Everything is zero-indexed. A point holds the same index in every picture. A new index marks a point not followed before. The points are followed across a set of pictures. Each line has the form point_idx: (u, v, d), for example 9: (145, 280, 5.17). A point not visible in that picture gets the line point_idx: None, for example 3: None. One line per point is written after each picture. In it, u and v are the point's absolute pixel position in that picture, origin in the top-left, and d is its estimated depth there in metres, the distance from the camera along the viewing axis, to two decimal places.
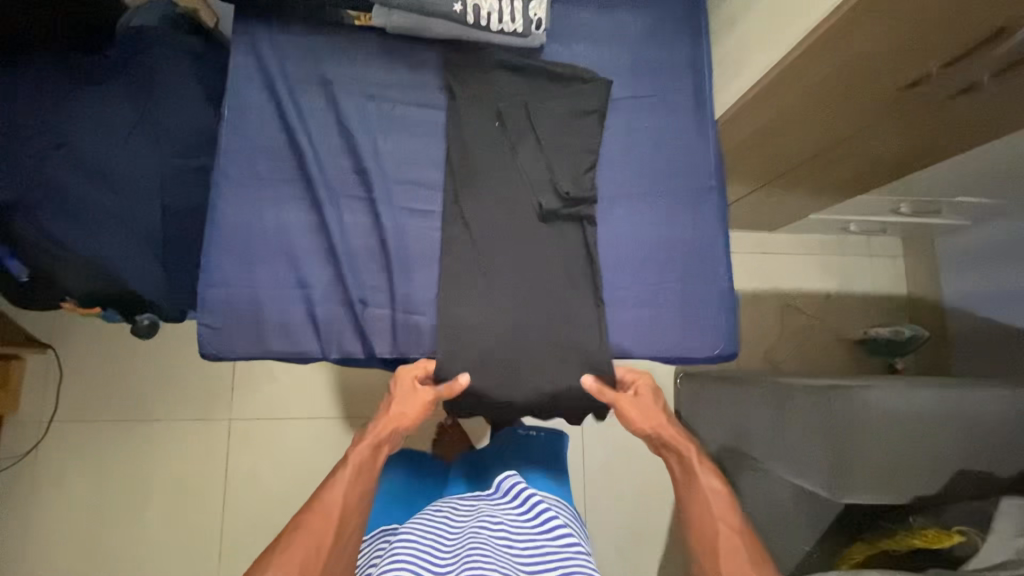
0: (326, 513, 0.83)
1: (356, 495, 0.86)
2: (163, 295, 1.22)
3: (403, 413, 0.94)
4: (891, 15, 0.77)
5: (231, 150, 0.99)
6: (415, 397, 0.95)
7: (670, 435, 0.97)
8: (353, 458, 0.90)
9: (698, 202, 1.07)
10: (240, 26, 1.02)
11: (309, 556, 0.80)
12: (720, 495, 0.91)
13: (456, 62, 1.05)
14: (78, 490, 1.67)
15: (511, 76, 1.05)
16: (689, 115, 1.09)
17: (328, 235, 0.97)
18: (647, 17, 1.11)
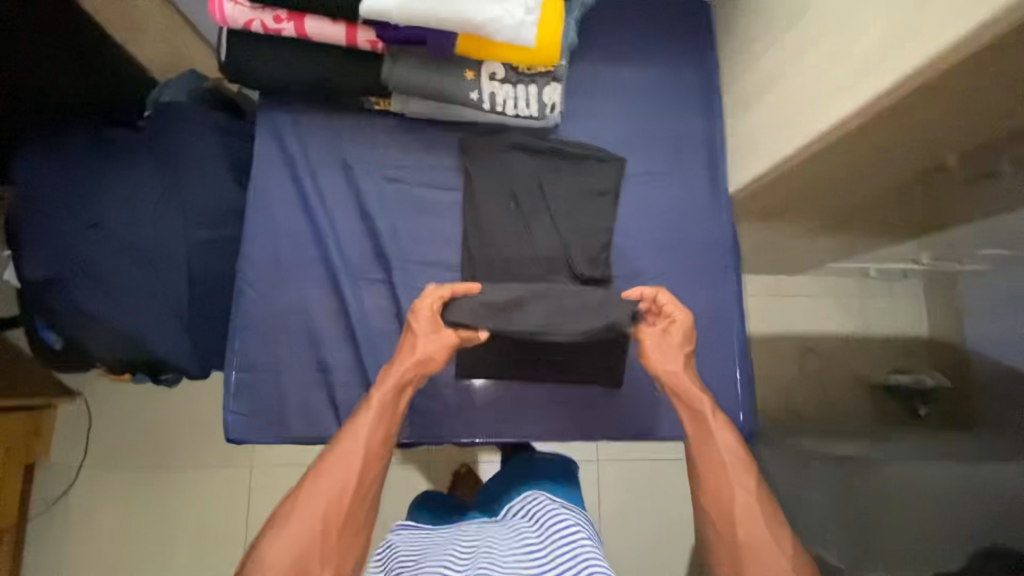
0: (348, 459, 0.80)
1: (380, 442, 0.84)
2: (191, 360, 1.26)
3: (429, 346, 0.90)
4: (902, 124, 0.75)
5: (256, 234, 1.01)
6: (433, 334, 0.90)
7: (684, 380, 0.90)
8: (377, 398, 0.86)
9: (711, 279, 1.09)
10: (265, 112, 1.06)
11: (332, 505, 0.76)
12: (736, 453, 0.84)
13: (471, 142, 1.07)
14: (107, 534, 1.72)
15: (527, 157, 1.07)
16: (703, 194, 1.11)
17: (348, 318, 1.00)
18: (659, 94, 1.14)
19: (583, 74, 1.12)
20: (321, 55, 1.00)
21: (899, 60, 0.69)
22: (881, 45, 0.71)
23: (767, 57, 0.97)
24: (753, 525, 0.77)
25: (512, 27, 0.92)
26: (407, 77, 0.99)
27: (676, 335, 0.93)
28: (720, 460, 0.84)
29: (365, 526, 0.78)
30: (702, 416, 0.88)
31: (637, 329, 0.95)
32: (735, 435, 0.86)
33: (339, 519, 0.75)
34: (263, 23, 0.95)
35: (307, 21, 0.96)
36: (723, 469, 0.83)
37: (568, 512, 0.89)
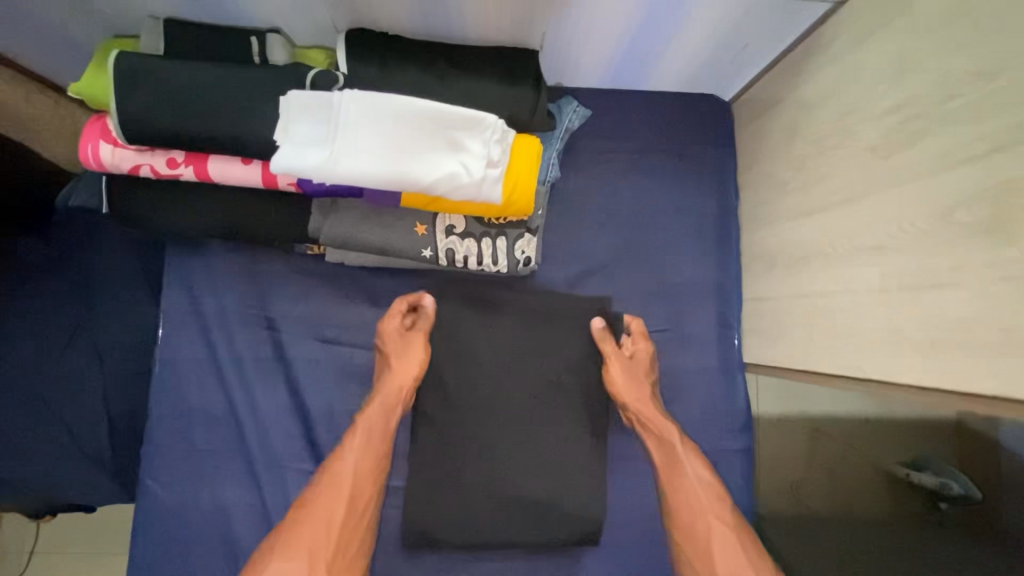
0: (335, 484, 0.73)
1: (372, 462, 0.76)
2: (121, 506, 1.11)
3: (403, 364, 0.81)
4: None
5: (164, 416, 0.84)
6: (409, 351, 0.82)
7: (654, 412, 0.83)
8: (360, 429, 0.77)
9: (716, 466, 0.90)
10: (172, 258, 0.86)
11: (317, 540, 0.69)
12: (708, 483, 0.78)
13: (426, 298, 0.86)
14: None
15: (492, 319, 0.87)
16: (711, 357, 0.91)
17: (270, 523, 0.83)
18: (662, 230, 0.92)
19: (567, 210, 0.92)
20: (234, 200, 0.80)
21: (959, 360, 0.49)
22: (940, 323, 0.51)
23: (796, 224, 0.75)
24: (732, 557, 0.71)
25: (470, 184, 0.71)
26: (340, 234, 0.78)
27: (642, 356, 0.86)
28: (698, 485, 0.78)
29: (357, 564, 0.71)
30: (665, 439, 0.81)
31: (608, 359, 0.85)
32: (706, 465, 0.80)
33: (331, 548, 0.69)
34: (153, 169, 0.75)
35: (211, 162, 0.75)
36: (696, 491, 0.78)
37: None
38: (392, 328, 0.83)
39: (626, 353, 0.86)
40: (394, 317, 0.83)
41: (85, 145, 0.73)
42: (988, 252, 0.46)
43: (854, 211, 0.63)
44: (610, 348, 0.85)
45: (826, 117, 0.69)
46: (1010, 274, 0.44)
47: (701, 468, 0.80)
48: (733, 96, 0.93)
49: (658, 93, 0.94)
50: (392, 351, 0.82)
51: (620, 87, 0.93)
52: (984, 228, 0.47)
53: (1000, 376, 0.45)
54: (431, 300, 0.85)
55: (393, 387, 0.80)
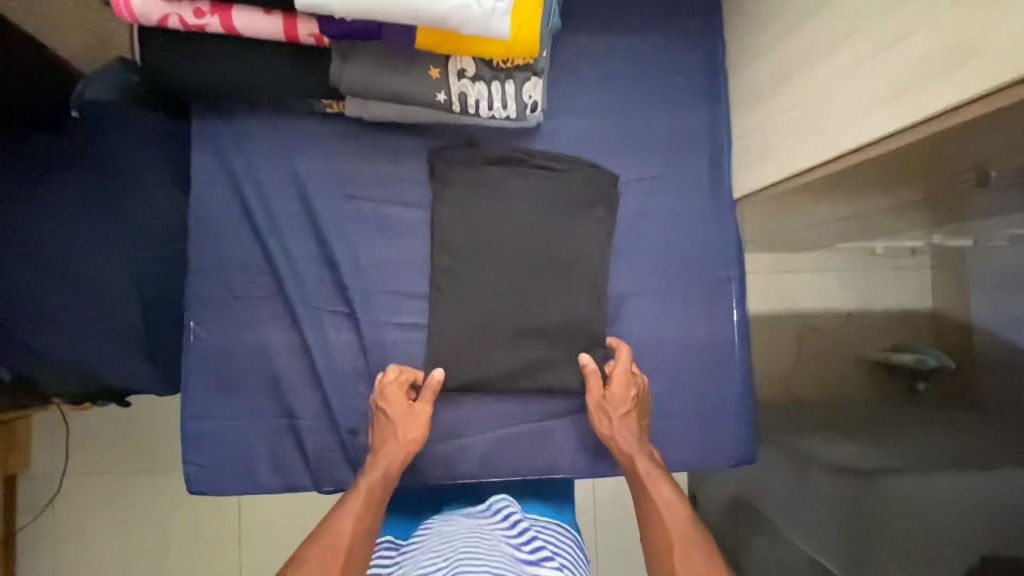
0: (333, 537, 0.72)
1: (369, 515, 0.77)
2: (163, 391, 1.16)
3: (406, 435, 0.86)
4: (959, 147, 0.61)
5: (203, 268, 0.90)
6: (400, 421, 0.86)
7: (630, 439, 0.88)
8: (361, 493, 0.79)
9: (714, 295, 0.99)
10: (199, 122, 0.91)
11: None
12: (673, 506, 0.79)
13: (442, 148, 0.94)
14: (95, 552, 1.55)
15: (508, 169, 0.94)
16: (704, 197, 0.99)
17: (311, 359, 0.91)
18: (657, 85, 0.99)
19: (566, 67, 0.98)
20: (257, 56, 0.85)
21: (924, 94, 0.57)
22: (908, 70, 0.59)
23: (779, 50, 0.83)
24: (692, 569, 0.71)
25: (481, 17, 0.76)
26: (360, 79, 0.83)
27: (626, 377, 0.91)
28: (654, 504, 0.80)
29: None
30: (638, 477, 0.84)
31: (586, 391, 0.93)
32: (674, 488, 0.81)
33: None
34: (181, 19, 0.79)
35: (235, 13, 0.80)
36: (655, 506, 0.80)
37: (555, 546, 0.82)
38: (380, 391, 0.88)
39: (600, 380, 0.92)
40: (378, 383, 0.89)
41: None
42: None
43: (832, 8, 0.70)
44: (597, 390, 0.91)
45: None
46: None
47: (667, 490, 0.81)
48: None
49: None
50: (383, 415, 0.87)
51: None
52: None
53: (956, 89, 0.53)
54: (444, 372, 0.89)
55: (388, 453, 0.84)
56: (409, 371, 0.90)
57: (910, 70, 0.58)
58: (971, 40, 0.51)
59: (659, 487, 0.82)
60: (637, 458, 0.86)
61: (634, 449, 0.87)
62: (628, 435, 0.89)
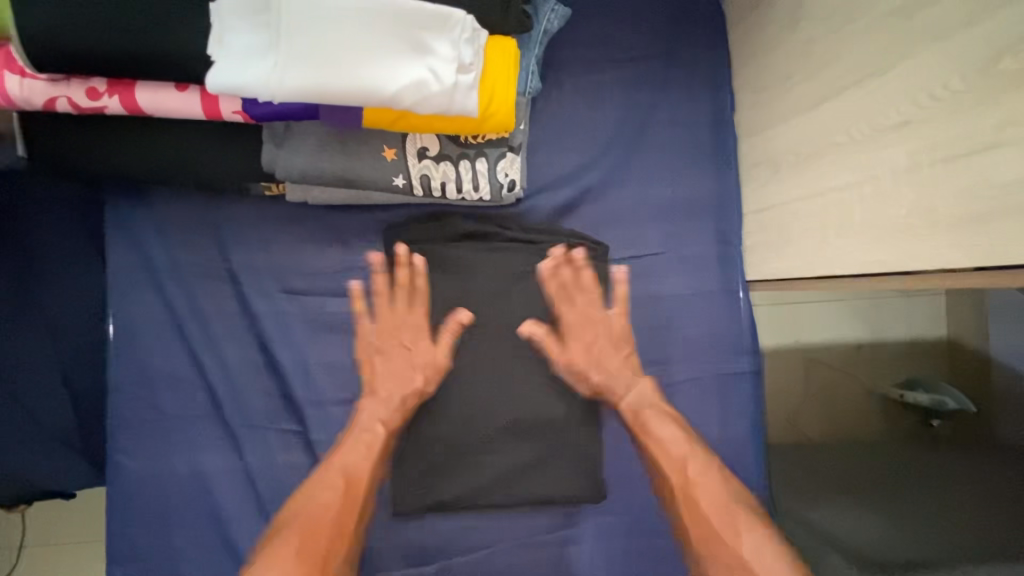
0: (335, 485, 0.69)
1: (371, 455, 0.73)
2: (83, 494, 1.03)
3: (414, 350, 0.78)
4: None
5: (124, 385, 0.77)
6: (406, 300, 0.78)
7: (612, 368, 0.80)
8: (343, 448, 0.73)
9: (723, 389, 0.86)
10: (112, 211, 0.76)
11: (306, 540, 0.63)
12: (682, 445, 0.75)
13: (403, 229, 0.80)
14: None
15: (480, 246, 0.80)
16: (712, 277, 0.85)
17: (256, 487, 0.77)
18: (656, 147, 0.85)
19: (550, 129, 0.84)
20: (173, 139, 0.71)
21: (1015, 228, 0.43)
22: (988, 192, 0.45)
23: (803, 121, 0.69)
24: (721, 505, 0.69)
25: (441, 94, 0.62)
26: (297, 165, 0.69)
27: (593, 301, 0.81)
28: (664, 436, 0.76)
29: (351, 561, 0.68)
30: (638, 414, 0.78)
31: (551, 319, 0.81)
32: (678, 427, 0.77)
33: (324, 547, 0.63)
34: (72, 102, 0.65)
35: (139, 91, 0.65)
36: (660, 439, 0.76)
37: None
38: (405, 331, 0.78)
39: (568, 304, 0.81)
40: (396, 292, 0.78)
41: None
42: None
43: (874, 89, 0.57)
44: (559, 356, 0.80)
45: None
46: None
47: (668, 428, 0.77)
48: None
49: None
50: (380, 324, 0.78)
51: None
52: None
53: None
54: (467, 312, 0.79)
55: (389, 398, 0.76)
56: (457, 316, 0.79)
57: (992, 193, 0.45)
58: None
59: (658, 423, 0.77)
60: (633, 389, 0.80)
61: (622, 383, 0.80)
62: (607, 359, 0.80)
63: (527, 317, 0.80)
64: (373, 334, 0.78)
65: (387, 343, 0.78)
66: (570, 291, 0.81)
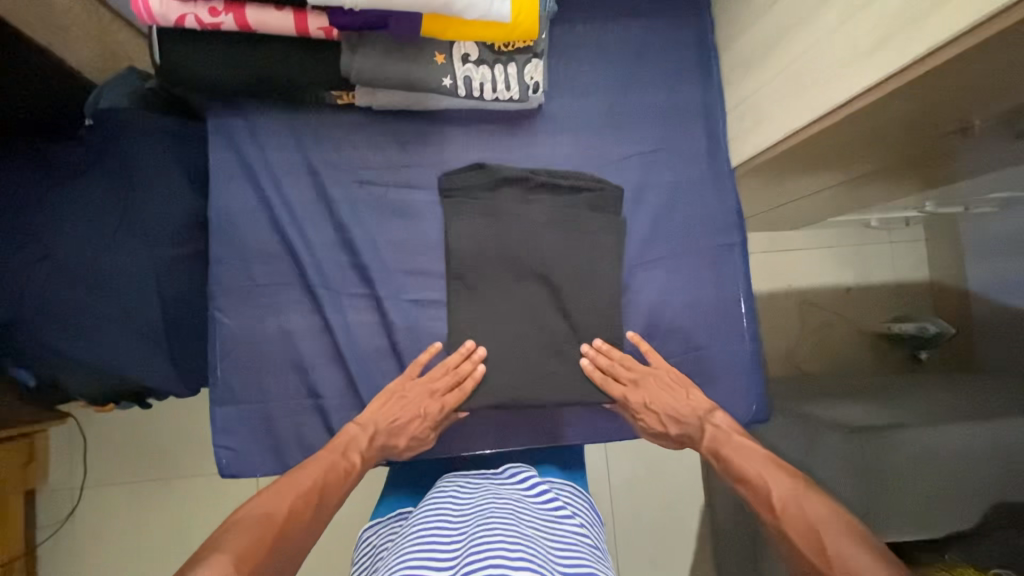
0: (298, 492, 0.74)
1: (337, 475, 0.79)
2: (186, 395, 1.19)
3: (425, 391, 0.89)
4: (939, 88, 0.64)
5: (224, 258, 0.93)
6: (445, 394, 0.89)
7: (647, 383, 0.93)
8: (343, 449, 0.83)
9: (717, 261, 1.03)
10: (216, 120, 0.95)
11: (264, 526, 0.67)
12: (761, 456, 0.80)
13: (456, 176, 0.96)
14: (115, 561, 1.53)
15: (520, 191, 0.97)
16: (703, 168, 1.03)
17: (332, 341, 0.94)
18: (652, 64, 1.03)
19: (565, 52, 1.03)
20: (269, 53, 0.89)
21: (906, 42, 0.61)
22: (889, 21, 0.63)
23: (767, 19, 0.87)
24: (808, 513, 0.68)
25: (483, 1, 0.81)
26: (368, 67, 0.87)
27: (634, 369, 0.94)
28: (744, 467, 0.79)
29: (291, 566, 0.67)
30: (716, 440, 0.85)
31: (609, 365, 0.94)
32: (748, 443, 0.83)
33: (272, 540, 0.66)
34: (197, 18, 0.83)
35: (248, 10, 0.84)
36: (746, 476, 0.78)
37: (572, 504, 0.85)
38: (443, 381, 0.89)
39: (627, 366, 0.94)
40: (441, 374, 0.90)
41: None
42: None
43: None
44: (612, 384, 0.94)
45: None
46: None
47: (744, 455, 0.81)
48: None
49: None
50: (410, 388, 0.89)
51: None
52: None
53: (936, 33, 0.57)
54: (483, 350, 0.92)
55: (387, 427, 0.86)
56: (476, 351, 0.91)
57: (890, 21, 0.62)
58: None
59: (732, 450, 0.83)
60: (706, 426, 0.89)
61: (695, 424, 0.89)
62: (649, 383, 0.93)
63: (584, 340, 0.96)
64: (407, 386, 0.90)
65: (402, 409, 0.88)
66: (631, 364, 0.95)
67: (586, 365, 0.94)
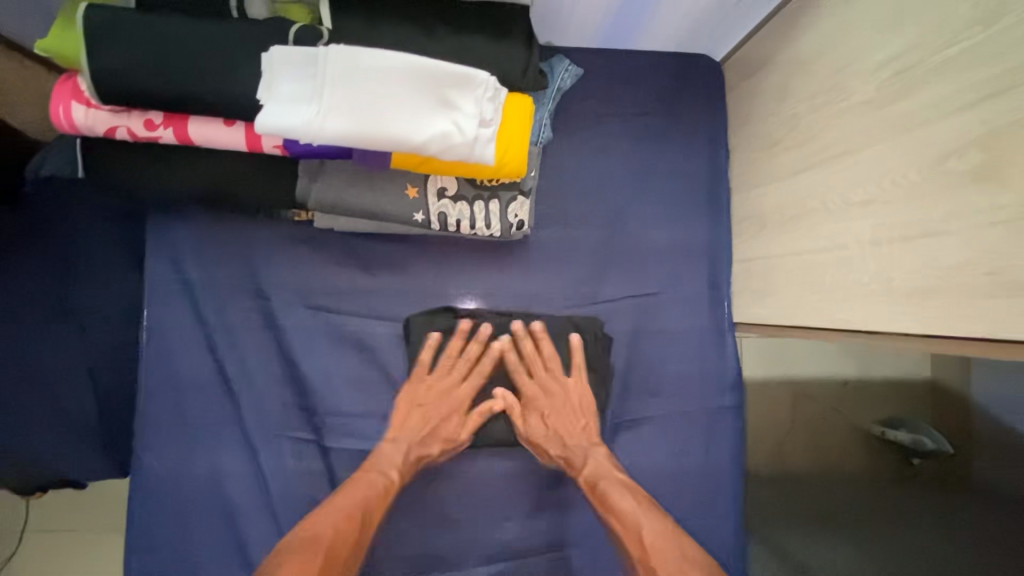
0: (361, 496, 0.78)
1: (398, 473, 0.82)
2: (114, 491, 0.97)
3: (458, 396, 0.85)
4: None
5: (154, 388, 0.84)
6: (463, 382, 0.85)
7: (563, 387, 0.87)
8: (405, 441, 0.84)
9: (708, 422, 0.92)
10: (154, 231, 0.83)
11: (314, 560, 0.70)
12: (636, 502, 0.82)
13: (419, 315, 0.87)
14: None
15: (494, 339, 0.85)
16: (703, 317, 0.92)
17: (268, 489, 0.84)
18: (655, 194, 0.92)
19: (560, 174, 0.91)
20: (217, 168, 0.78)
21: (955, 307, 0.50)
22: (933, 273, 0.52)
23: (788, 184, 0.76)
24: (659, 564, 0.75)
25: (464, 144, 0.69)
26: (328, 197, 0.77)
27: (551, 371, 0.87)
28: (621, 504, 0.81)
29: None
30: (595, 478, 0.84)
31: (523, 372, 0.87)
32: (633, 488, 0.83)
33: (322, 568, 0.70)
34: (131, 131, 0.72)
35: (191, 124, 0.72)
36: (618, 509, 0.81)
37: None
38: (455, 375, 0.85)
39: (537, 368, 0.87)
40: (454, 364, 0.86)
41: (56, 105, 0.70)
42: (979, 199, 0.47)
43: (845, 169, 0.64)
44: (524, 378, 0.86)
45: (819, 72, 0.69)
46: (999, 217, 0.45)
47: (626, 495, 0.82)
48: (723, 56, 0.93)
49: (649, 56, 0.92)
50: (435, 387, 0.85)
51: (613, 44, 0.91)
52: (978, 175, 0.47)
53: (994, 318, 0.46)
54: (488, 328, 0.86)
55: (420, 435, 0.85)
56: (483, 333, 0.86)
57: (939, 273, 0.51)
58: (1015, 275, 0.44)
59: (618, 492, 0.82)
60: (588, 454, 0.86)
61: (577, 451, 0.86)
62: (559, 391, 0.87)
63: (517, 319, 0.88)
64: (424, 380, 0.86)
65: (426, 413, 0.85)
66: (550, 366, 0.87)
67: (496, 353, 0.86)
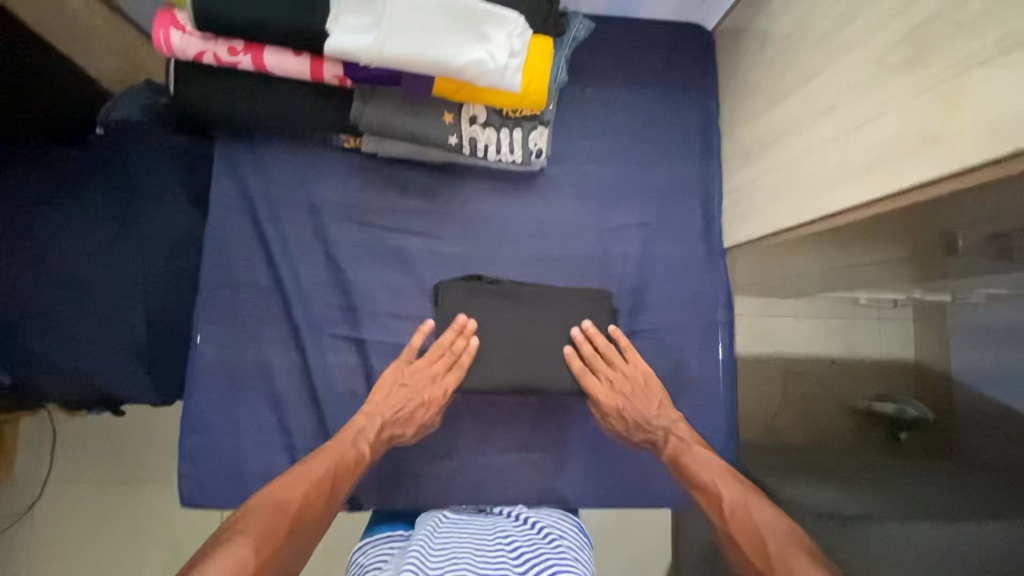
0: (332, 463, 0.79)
1: (358, 452, 0.83)
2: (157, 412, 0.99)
3: (428, 386, 0.89)
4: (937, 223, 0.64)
5: (212, 288, 0.95)
6: (444, 375, 0.88)
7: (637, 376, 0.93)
8: (374, 421, 0.86)
9: (701, 337, 1.04)
10: (221, 151, 0.96)
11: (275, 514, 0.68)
12: (719, 469, 0.82)
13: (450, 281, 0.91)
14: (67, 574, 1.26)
15: None
16: (697, 243, 1.05)
17: (310, 378, 0.94)
18: (655, 136, 1.06)
19: (573, 116, 1.05)
20: (281, 94, 0.90)
21: (893, 170, 0.63)
22: (878, 148, 0.65)
23: (768, 115, 0.90)
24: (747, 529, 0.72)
25: (495, 71, 0.83)
26: (378, 118, 0.90)
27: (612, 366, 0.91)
28: (705, 476, 0.82)
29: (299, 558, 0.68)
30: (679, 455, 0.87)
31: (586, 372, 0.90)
32: (713, 458, 0.85)
33: (288, 525, 0.67)
34: (216, 56, 0.85)
35: (266, 52, 0.85)
36: (701, 482, 0.82)
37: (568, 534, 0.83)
38: (438, 366, 0.88)
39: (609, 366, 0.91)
40: (440, 356, 0.89)
41: (158, 30, 0.83)
42: (910, 81, 0.60)
43: (812, 88, 0.78)
44: (590, 378, 0.90)
45: (793, 17, 0.83)
46: (928, 91, 0.58)
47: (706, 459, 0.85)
48: (714, 23, 1.08)
49: (650, 22, 1.08)
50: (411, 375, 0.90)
51: (618, 12, 1.07)
52: (909, 63, 0.61)
53: (919, 171, 0.59)
54: (466, 319, 0.88)
55: (391, 415, 0.88)
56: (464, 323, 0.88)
57: (881, 147, 0.64)
58: (933, 131, 0.57)
59: (699, 466, 0.84)
60: (669, 435, 0.90)
61: (658, 431, 0.91)
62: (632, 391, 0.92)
63: (574, 323, 0.92)
64: (407, 372, 0.90)
65: (405, 396, 0.89)
66: (609, 356, 0.91)
67: (567, 354, 0.89)
